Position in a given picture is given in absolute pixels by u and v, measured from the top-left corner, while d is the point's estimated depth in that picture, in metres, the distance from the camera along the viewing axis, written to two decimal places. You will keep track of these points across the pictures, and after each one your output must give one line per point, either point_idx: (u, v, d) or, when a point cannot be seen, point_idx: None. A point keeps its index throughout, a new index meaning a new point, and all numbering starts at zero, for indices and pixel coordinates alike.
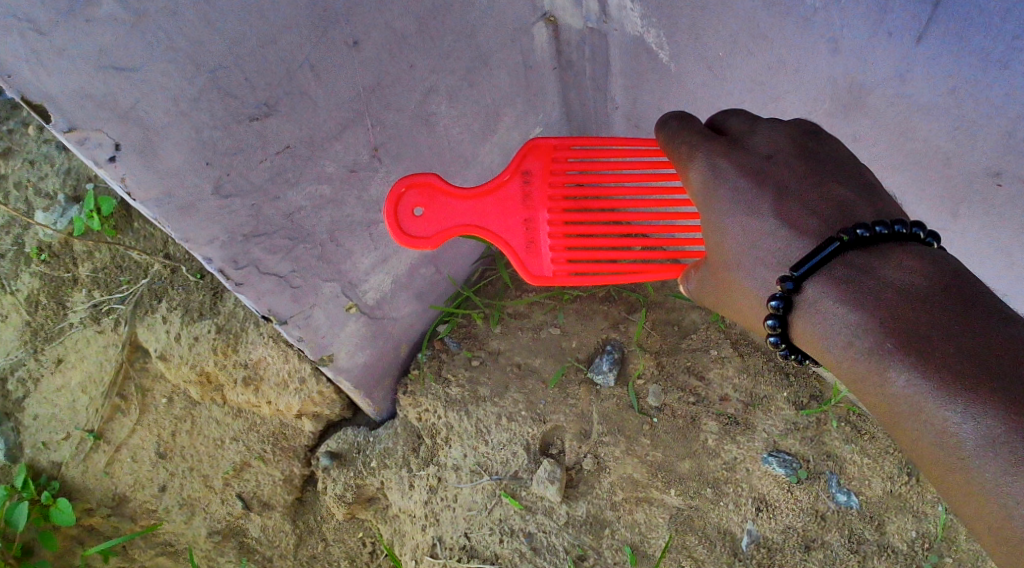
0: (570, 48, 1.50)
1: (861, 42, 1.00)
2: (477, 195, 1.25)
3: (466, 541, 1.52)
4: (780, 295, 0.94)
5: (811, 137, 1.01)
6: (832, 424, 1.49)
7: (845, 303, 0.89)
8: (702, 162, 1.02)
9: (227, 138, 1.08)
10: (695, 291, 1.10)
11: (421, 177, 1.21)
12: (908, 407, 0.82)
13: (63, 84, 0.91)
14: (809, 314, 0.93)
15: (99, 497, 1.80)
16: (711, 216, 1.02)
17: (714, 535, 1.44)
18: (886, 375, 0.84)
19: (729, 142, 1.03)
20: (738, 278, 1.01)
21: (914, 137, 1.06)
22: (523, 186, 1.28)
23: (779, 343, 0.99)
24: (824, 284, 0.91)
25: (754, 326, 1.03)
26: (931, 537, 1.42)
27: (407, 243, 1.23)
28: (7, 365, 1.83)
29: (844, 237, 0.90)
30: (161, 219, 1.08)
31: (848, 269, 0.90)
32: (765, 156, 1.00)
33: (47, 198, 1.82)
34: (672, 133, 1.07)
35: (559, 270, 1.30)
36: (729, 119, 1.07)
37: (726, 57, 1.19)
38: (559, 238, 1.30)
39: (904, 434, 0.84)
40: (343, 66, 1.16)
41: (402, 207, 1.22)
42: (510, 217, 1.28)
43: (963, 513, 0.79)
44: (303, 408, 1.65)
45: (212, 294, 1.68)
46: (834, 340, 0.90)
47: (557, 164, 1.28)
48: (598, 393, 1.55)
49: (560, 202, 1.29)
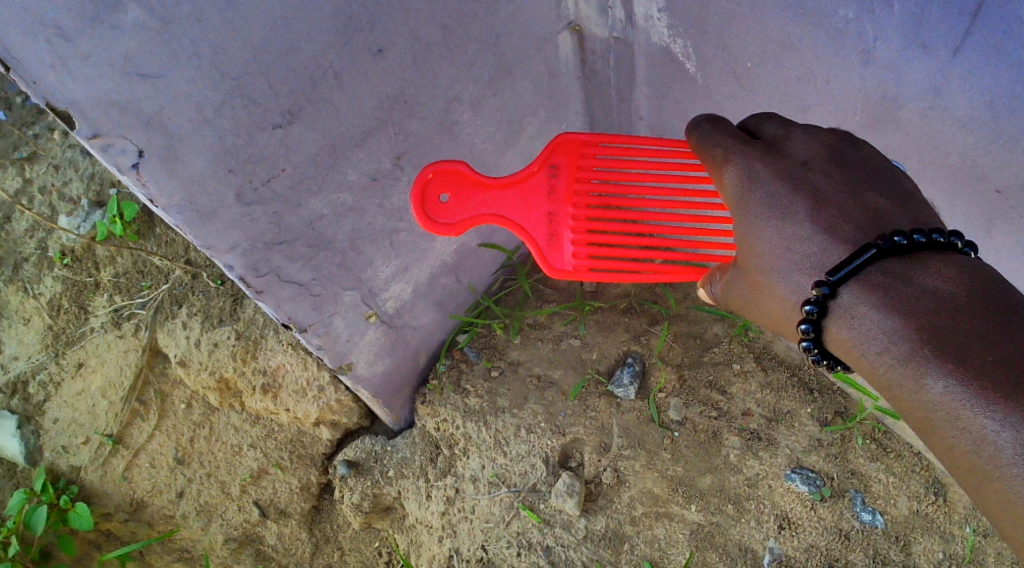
0: (594, 57, 1.49)
1: (894, 54, 0.98)
2: (502, 185, 1.24)
3: (483, 553, 1.51)
4: (814, 300, 0.92)
5: (842, 145, 0.99)
6: (858, 441, 1.46)
7: (880, 309, 0.87)
8: (738, 165, 1.00)
9: (250, 144, 1.07)
10: (720, 294, 1.08)
11: (449, 165, 1.22)
12: (944, 415, 0.79)
13: (88, 91, 0.90)
14: (843, 319, 0.90)
15: (117, 502, 1.81)
16: (744, 220, 0.99)
17: (735, 552, 1.41)
18: (921, 382, 0.81)
19: (766, 146, 1.01)
20: (771, 282, 0.98)
21: (947, 151, 1.04)
22: (548, 180, 1.27)
23: (811, 348, 0.96)
24: (859, 291, 0.89)
25: (788, 329, 1.00)
26: (958, 559, 1.39)
27: (430, 228, 1.22)
28: (28, 368, 1.84)
29: (880, 244, 0.88)
30: (182, 226, 1.07)
31: (883, 276, 0.88)
32: (801, 162, 0.98)
33: (70, 202, 1.84)
34: (706, 136, 1.05)
35: (579, 265, 1.27)
36: (762, 123, 1.05)
37: (754, 69, 1.17)
38: (582, 233, 1.28)
39: (937, 442, 0.81)
40: (367, 74, 1.15)
41: (428, 191, 1.21)
42: (533, 209, 1.27)
43: (1000, 524, 0.77)
44: (321, 416, 1.64)
45: (232, 301, 1.69)
46: (868, 345, 0.88)
47: (584, 159, 1.27)
48: (618, 406, 1.53)
49: (585, 196, 1.27)
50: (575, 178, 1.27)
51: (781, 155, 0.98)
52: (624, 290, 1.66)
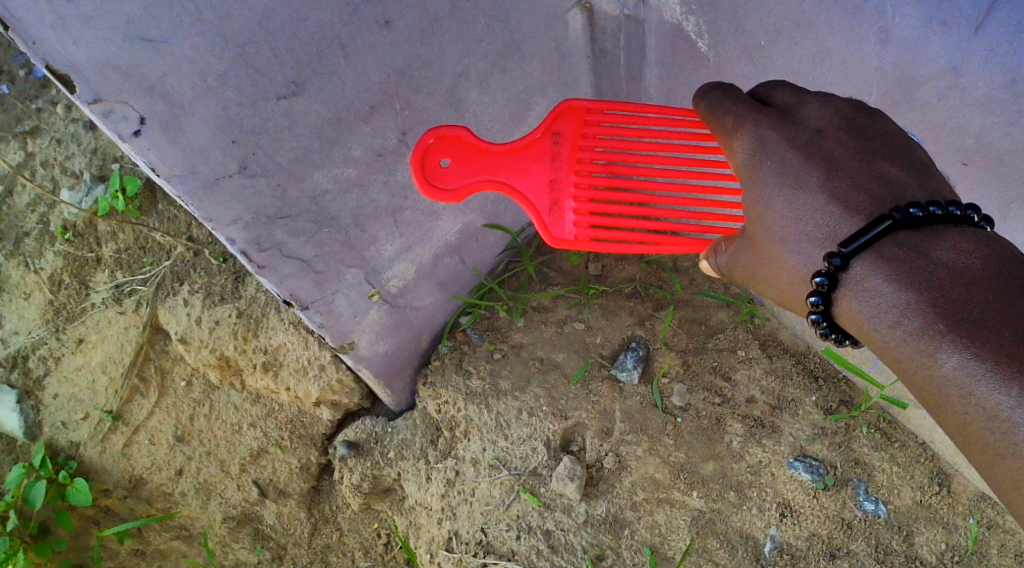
0: (605, 36, 1.47)
1: (913, 32, 0.96)
2: (504, 151, 1.22)
3: (482, 536, 1.50)
4: (825, 272, 0.90)
5: (858, 115, 0.97)
6: (862, 430, 1.45)
7: (895, 282, 0.85)
8: (749, 133, 0.98)
9: (254, 116, 1.06)
10: (725, 265, 1.06)
11: (449, 130, 1.19)
12: (957, 390, 0.78)
13: (89, 54, 0.89)
14: (855, 293, 0.89)
15: (116, 479, 1.80)
16: (756, 189, 0.97)
17: (736, 539, 1.40)
18: (935, 357, 0.80)
19: (779, 114, 0.99)
20: (780, 252, 0.96)
21: (964, 133, 1.03)
22: (552, 148, 1.25)
23: (820, 321, 0.94)
24: (872, 264, 0.87)
25: (796, 304, 0.99)
26: (961, 551, 1.38)
27: (431, 193, 1.20)
28: (29, 343, 1.84)
29: (896, 216, 0.86)
30: (184, 198, 1.06)
31: (899, 249, 0.86)
32: (811, 133, 0.96)
33: (73, 176, 1.83)
34: (716, 103, 1.02)
35: (581, 234, 1.27)
36: (774, 91, 1.02)
37: (768, 47, 1.15)
38: (584, 202, 1.27)
39: (949, 417, 0.80)
40: (373, 46, 1.13)
41: (430, 158, 1.19)
42: (535, 177, 1.25)
43: (1012, 500, 0.76)
44: (322, 396, 1.62)
45: (234, 278, 1.68)
46: (881, 320, 0.86)
47: (588, 128, 1.26)
48: (621, 390, 1.52)
49: (588, 165, 1.26)
50: (579, 147, 1.25)
51: (795, 123, 0.97)
52: (629, 274, 1.64)
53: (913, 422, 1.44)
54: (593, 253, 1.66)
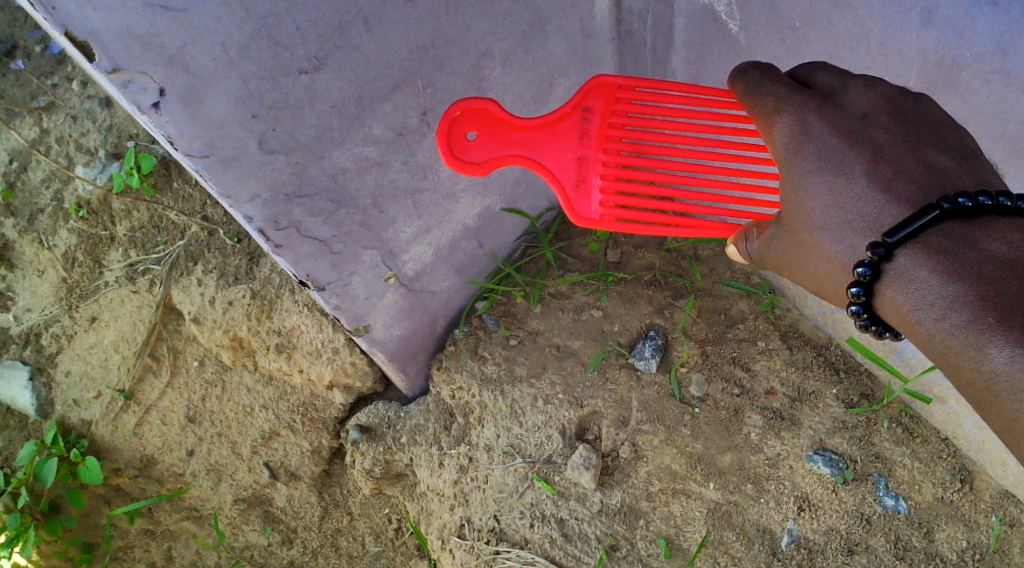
0: (632, 17, 1.45)
1: (958, 13, 0.93)
2: (534, 125, 1.20)
3: (495, 523, 1.49)
4: (868, 263, 0.86)
5: (900, 100, 0.95)
6: (883, 424, 1.43)
7: (941, 273, 0.82)
8: (791, 117, 0.95)
9: (274, 90, 1.04)
10: (758, 250, 1.00)
11: (475, 102, 1.16)
12: (1008, 386, 0.76)
13: (109, 22, 0.86)
14: (899, 284, 0.86)
15: (127, 457, 1.80)
16: (794, 175, 0.94)
17: (753, 532, 1.38)
18: (984, 352, 0.78)
19: (821, 96, 0.96)
20: (820, 240, 0.93)
21: (1009, 119, 1.00)
22: (580, 124, 1.22)
23: (860, 313, 0.91)
24: (917, 254, 0.84)
25: (834, 294, 0.96)
26: (982, 548, 1.36)
27: (453, 164, 1.17)
28: (42, 321, 1.83)
29: (945, 206, 0.83)
30: (203, 172, 1.04)
31: (945, 240, 0.84)
32: (851, 117, 0.94)
33: (88, 153, 1.80)
34: (754, 85, 0.99)
35: (607, 214, 1.23)
36: (816, 73, 0.99)
37: (803, 28, 1.12)
38: (612, 181, 1.23)
39: (997, 413, 0.78)
40: (396, 22, 1.11)
41: (455, 130, 1.17)
42: (563, 154, 1.23)
43: None
44: (335, 378, 1.61)
45: (248, 259, 1.67)
46: (926, 311, 0.83)
47: (619, 105, 1.22)
48: (639, 379, 1.49)
49: (617, 143, 1.22)
50: (608, 124, 1.22)
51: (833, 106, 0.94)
52: (648, 262, 1.62)
53: (935, 415, 1.41)
54: (613, 240, 1.64)
